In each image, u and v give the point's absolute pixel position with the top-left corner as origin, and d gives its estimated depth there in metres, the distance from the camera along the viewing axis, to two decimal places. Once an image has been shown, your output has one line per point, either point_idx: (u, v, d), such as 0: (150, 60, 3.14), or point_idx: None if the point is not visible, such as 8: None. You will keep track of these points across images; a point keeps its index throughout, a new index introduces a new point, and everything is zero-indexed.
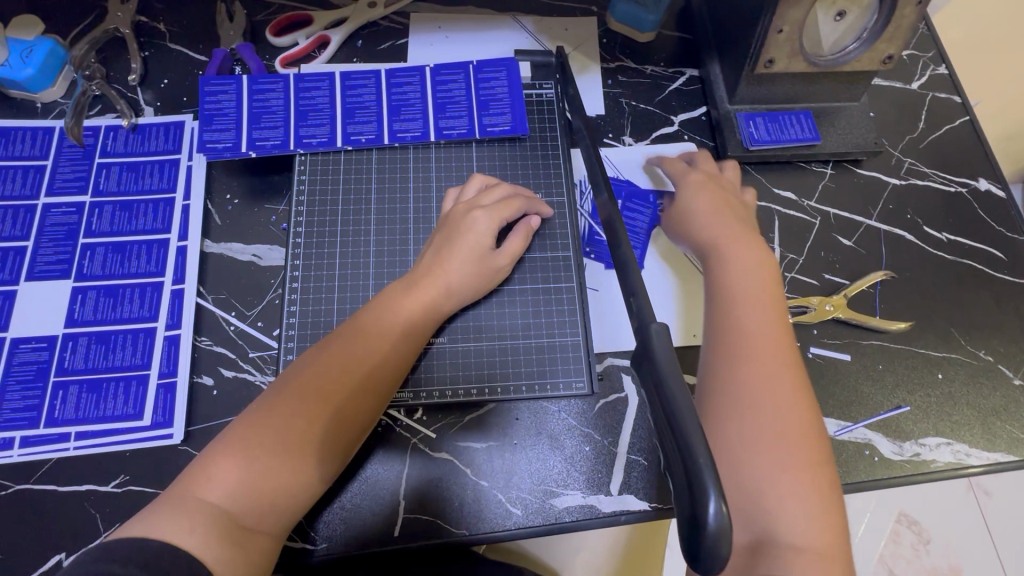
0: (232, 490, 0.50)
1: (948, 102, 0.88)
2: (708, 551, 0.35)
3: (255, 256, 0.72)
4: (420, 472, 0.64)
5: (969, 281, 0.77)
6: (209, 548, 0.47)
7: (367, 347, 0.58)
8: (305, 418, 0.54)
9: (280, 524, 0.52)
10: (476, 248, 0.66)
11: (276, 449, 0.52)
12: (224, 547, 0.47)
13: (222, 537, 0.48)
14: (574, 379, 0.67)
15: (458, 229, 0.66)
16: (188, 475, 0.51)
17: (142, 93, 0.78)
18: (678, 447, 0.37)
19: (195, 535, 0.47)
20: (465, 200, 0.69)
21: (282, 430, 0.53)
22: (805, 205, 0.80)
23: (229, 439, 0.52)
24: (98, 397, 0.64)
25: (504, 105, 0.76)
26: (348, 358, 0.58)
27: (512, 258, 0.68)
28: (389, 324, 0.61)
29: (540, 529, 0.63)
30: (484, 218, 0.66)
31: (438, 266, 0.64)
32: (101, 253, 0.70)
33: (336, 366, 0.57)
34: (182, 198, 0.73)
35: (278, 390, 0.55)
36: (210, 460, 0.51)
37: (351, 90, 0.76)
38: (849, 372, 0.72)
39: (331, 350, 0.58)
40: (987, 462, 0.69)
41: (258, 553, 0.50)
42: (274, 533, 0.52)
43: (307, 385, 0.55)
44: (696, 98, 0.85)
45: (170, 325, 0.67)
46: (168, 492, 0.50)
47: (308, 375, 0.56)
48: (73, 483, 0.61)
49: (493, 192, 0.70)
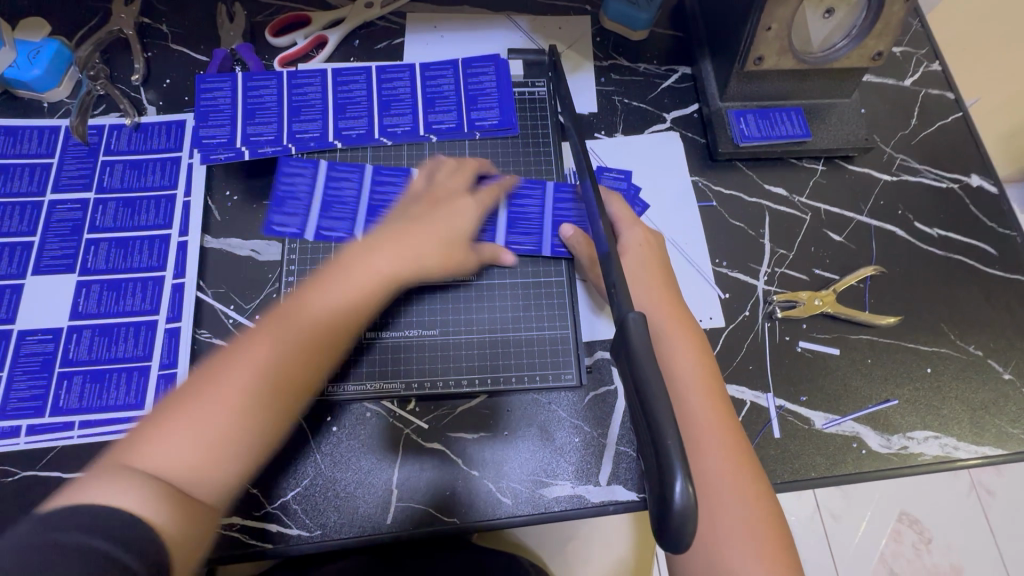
0: (180, 445, 0.49)
1: (941, 98, 0.88)
2: (674, 529, 0.37)
3: (252, 251, 0.73)
4: (412, 463, 0.66)
5: (959, 277, 0.78)
6: (148, 505, 0.43)
7: (302, 382, 0.56)
8: (252, 379, 0.53)
9: (234, 465, 0.51)
10: (453, 232, 0.67)
11: (202, 472, 0.49)
12: (167, 504, 0.44)
13: (165, 492, 0.45)
14: (564, 370, 0.68)
15: (439, 202, 0.68)
16: (125, 445, 0.49)
17: (144, 93, 0.80)
18: (649, 432, 0.39)
19: (134, 495, 0.44)
20: (437, 185, 0.70)
21: (214, 438, 0.50)
22: (796, 201, 0.81)
23: (163, 419, 0.50)
24: (101, 387, 0.66)
25: (492, 100, 0.78)
26: (285, 349, 0.55)
27: (479, 262, 0.70)
28: (329, 298, 0.59)
29: (530, 518, 0.64)
30: (470, 205, 0.69)
31: (408, 233, 0.65)
32: (105, 249, 0.72)
33: (271, 369, 0.54)
34: (182, 194, 0.75)
35: (208, 376, 0.53)
36: (146, 435, 0.49)
37: (342, 86, 0.77)
38: (838, 365, 0.72)
39: (268, 337, 0.55)
40: (975, 455, 0.70)
41: (216, 490, 0.49)
42: (232, 469, 0.51)
43: (240, 386, 0.53)
44: (687, 95, 0.86)
45: (170, 318, 0.69)
46: (105, 456, 0.48)
47: (241, 370, 0.53)
48: (76, 470, 0.63)
49: (453, 163, 0.72)
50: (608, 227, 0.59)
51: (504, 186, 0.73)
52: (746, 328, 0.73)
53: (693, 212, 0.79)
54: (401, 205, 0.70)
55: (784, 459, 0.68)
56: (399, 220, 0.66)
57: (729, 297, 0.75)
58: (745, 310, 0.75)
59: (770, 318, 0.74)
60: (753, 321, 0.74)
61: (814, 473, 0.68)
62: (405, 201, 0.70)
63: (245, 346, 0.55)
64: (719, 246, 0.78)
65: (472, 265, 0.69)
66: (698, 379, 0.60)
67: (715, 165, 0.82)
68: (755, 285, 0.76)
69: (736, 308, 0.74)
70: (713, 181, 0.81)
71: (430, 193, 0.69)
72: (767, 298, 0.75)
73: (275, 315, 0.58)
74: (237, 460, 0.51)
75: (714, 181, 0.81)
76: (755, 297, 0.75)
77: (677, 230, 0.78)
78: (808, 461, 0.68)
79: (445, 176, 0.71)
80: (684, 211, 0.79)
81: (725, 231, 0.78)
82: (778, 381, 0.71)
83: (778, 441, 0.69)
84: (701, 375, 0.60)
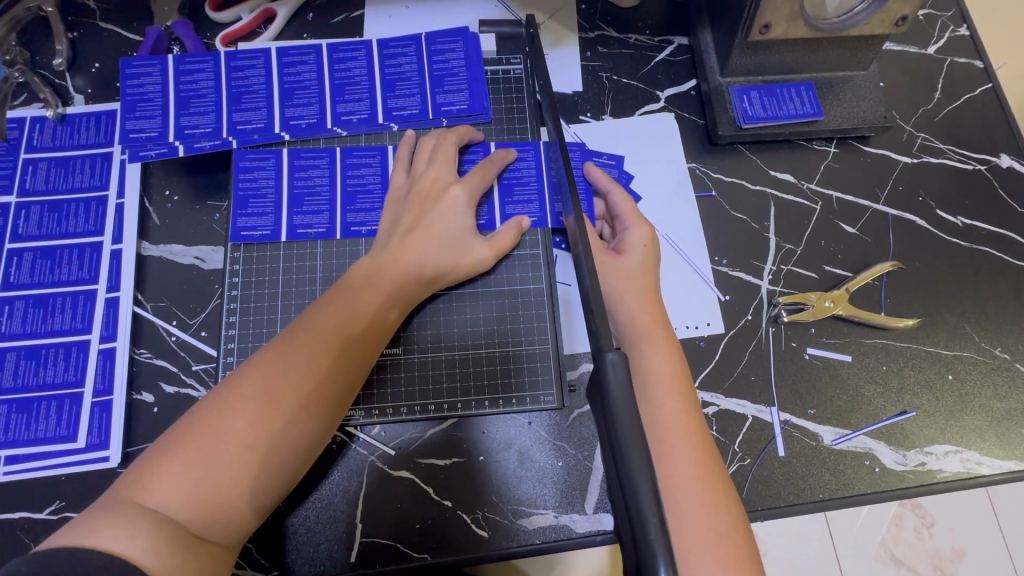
0: (179, 499, 0.44)
1: (969, 68, 0.79)
2: None
3: (197, 258, 0.66)
4: (377, 494, 0.59)
5: (986, 271, 0.70)
6: (155, 555, 0.41)
7: (308, 414, 0.50)
8: (267, 423, 0.48)
9: (239, 532, 0.47)
10: (453, 229, 0.60)
11: (208, 505, 0.45)
12: (172, 553, 0.42)
13: (170, 539, 0.42)
14: (543, 391, 0.62)
15: (429, 201, 0.61)
16: (132, 474, 0.46)
17: (70, 80, 0.71)
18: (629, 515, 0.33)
19: (139, 539, 0.41)
20: (419, 178, 0.62)
21: (214, 473, 0.46)
22: (805, 188, 0.72)
23: (166, 445, 0.47)
24: (29, 417, 0.59)
25: (461, 81, 0.68)
26: (296, 380, 0.50)
27: (498, 251, 0.62)
28: (339, 326, 0.54)
29: (508, 552, 0.58)
30: (461, 194, 0.61)
31: (409, 244, 0.59)
32: (29, 259, 0.64)
33: (277, 404, 0.49)
34: (115, 196, 0.67)
35: (213, 403, 0.48)
36: (153, 465, 0.46)
37: (289, 68, 0.68)
38: (850, 374, 0.65)
39: (272, 361, 0.51)
40: (999, 471, 0.63)
41: (212, 561, 0.45)
42: (229, 539, 0.47)
43: (244, 414, 0.48)
44: (683, 69, 0.76)
45: (105, 337, 0.62)
46: (109, 491, 0.45)
47: (244, 398, 0.49)
48: (4, 511, 0.57)
49: (430, 145, 0.64)
50: (582, 227, 0.50)
51: (494, 164, 0.64)
52: (749, 334, 0.66)
53: (689, 203, 0.71)
54: (389, 207, 0.62)
55: (790, 480, 0.62)
56: (397, 232, 0.60)
57: (730, 300, 0.67)
58: (748, 314, 0.67)
59: (775, 322, 0.67)
60: (756, 325, 0.66)
61: (823, 494, 0.61)
62: (393, 200, 0.63)
63: (250, 370, 0.50)
64: (719, 242, 0.70)
65: (489, 256, 0.61)
66: (670, 390, 0.53)
67: (714, 149, 0.73)
68: (758, 285, 0.68)
69: (737, 312, 0.67)
70: (712, 168, 0.72)
71: (417, 189, 0.62)
72: (771, 300, 0.67)
73: (281, 338, 0.53)
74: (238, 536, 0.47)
75: (714, 167, 0.72)
76: (759, 299, 0.68)
77: (672, 225, 0.70)
78: (816, 481, 0.62)
79: (428, 167, 0.63)
80: (679, 203, 0.71)
81: (726, 225, 0.70)
82: (784, 393, 0.64)
83: (783, 460, 0.62)
84: (674, 384, 0.54)
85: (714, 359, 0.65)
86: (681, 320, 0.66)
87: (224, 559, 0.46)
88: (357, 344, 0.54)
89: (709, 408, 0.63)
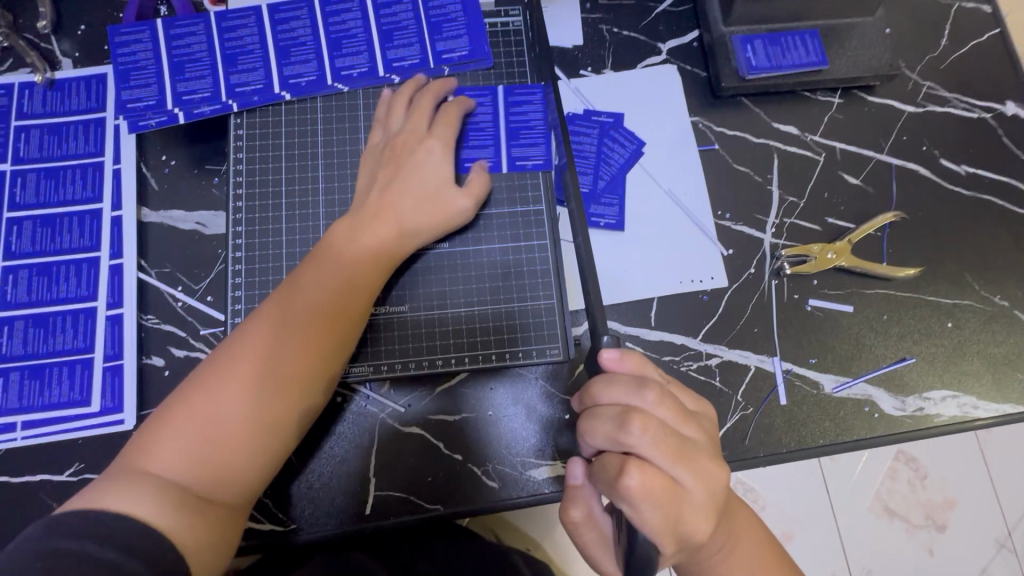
0: (177, 466, 0.46)
1: (977, 12, 0.77)
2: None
3: (198, 223, 0.65)
4: (390, 450, 0.61)
5: (989, 222, 0.70)
6: (164, 518, 0.43)
7: (297, 379, 0.51)
8: (255, 391, 0.49)
9: (243, 495, 0.49)
10: (430, 183, 0.60)
11: (208, 473, 0.47)
12: (182, 516, 0.44)
13: (179, 503, 0.44)
14: (549, 346, 0.62)
15: (403, 153, 0.61)
16: (131, 449, 0.47)
17: (57, 43, 0.69)
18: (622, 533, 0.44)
19: (146, 505, 0.43)
20: (394, 131, 0.62)
21: (208, 441, 0.47)
22: (809, 139, 0.71)
23: (161, 418, 0.48)
24: (41, 384, 0.60)
25: (459, 27, 0.67)
26: (276, 347, 0.51)
27: (477, 198, 0.61)
28: (322, 292, 0.54)
29: (521, 500, 0.60)
30: (432, 146, 0.61)
31: (388, 199, 0.59)
32: (29, 228, 0.64)
33: (261, 376, 0.50)
34: (111, 162, 0.66)
35: (202, 374, 0.50)
36: (149, 438, 0.47)
37: (282, 25, 0.66)
38: (851, 323, 0.66)
39: (260, 330, 0.52)
40: (996, 414, 0.65)
41: (222, 519, 0.47)
42: (237, 501, 0.49)
43: (227, 381, 0.49)
44: (686, 20, 0.74)
45: (111, 304, 0.62)
46: (114, 463, 0.47)
47: (230, 368, 0.50)
48: (27, 472, 0.58)
49: (404, 98, 0.63)
50: (576, 187, 0.58)
51: (456, 114, 0.63)
52: (751, 287, 0.67)
53: (692, 156, 0.70)
54: (365, 161, 0.62)
55: (791, 427, 0.63)
56: (374, 185, 0.60)
57: (733, 254, 0.68)
58: (751, 268, 0.67)
59: (777, 275, 0.67)
60: (759, 279, 0.67)
61: (822, 440, 0.63)
62: (370, 154, 0.62)
63: (235, 342, 0.51)
64: (722, 196, 0.69)
65: (468, 206, 0.60)
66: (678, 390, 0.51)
67: (717, 102, 0.72)
68: (761, 238, 0.68)
69: (740, 266, 0.67)
70: (714, 121, 0.71)
71: (393, 142, 0.61)
72: (774, 254, 0.68)
73: (265, 308, 0.53)
74: (244, 499, 0.49)
75: (717, 121, 0.71)
76: (762, 252, 0.68)
77: (675, 179, 0.69)
78: (817, 428, 0.63)
79: (404, 120, 0.62)
80: (682, 157, 0.70)
81: (730, 178, 0.70)
82: (786, 344, 0.65)
83: (785, 409, 0.64)
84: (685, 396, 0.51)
85: (717, 313, 0.66)
86: (685, 274, 0.67)
87: (235, 519, 0.48)
88: (335, 309, 0.54)
89: (712, 359, 0.64)
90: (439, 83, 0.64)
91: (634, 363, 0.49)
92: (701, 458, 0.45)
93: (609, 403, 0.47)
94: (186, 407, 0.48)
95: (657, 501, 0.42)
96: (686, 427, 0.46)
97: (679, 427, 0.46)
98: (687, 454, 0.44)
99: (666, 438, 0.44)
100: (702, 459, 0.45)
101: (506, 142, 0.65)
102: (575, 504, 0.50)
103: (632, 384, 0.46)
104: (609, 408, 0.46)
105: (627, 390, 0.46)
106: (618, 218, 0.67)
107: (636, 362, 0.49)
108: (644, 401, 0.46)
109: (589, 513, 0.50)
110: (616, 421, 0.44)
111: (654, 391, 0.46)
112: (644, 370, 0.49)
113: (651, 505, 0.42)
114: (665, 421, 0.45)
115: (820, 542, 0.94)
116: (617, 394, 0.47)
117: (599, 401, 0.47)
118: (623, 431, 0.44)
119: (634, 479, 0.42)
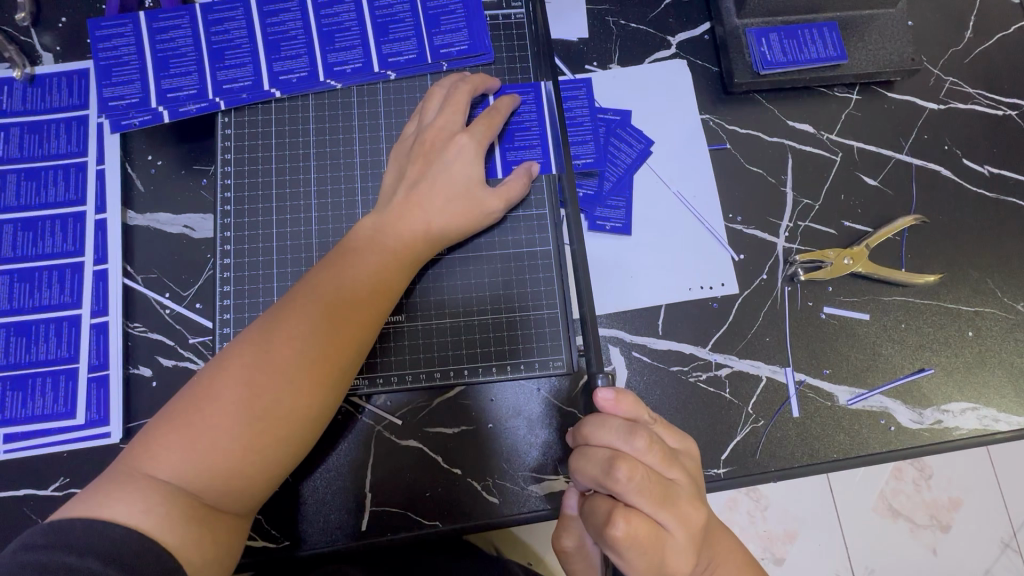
0: (182, 470, 0.43)
1: (1003, 3, 0.73)
2: None
3: (186, 227, 0.62)
4: (386, 464, 0.58)
5: (1012, 226, 0.67)
6: (169, 531, 0.41)
7: (314, 384, 0.48)
8: (272, 394, 0.46)
9: (249, 505, 0.46)
10: (460, 182, 0.57)
11: (217, 480, 0.44)
12: (187, 528, 0.42)
13: (184, 514, 0.42)
14: (552, 357, 0.59)
15: (434, 150, 0.58)
16: (138, 446, 0.45)
17: (36, 36, 0.66)
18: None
19: (152, 514, 0.41)
20: (426, 126, 0.59)
21: (218, 445, 0.44)
22: (825, 138, 0.68)
23: (169, 417, 0.45)
24: (25, 395, 0.58)
25: (458, 20, 0.63)
26: (295, 348, 0.48)
27: (507, 202, 0.58)
28: (343, 292, 0.51)
29: (523, 517, 0.58)
30: (467, 143, 0.58)
31: (414, 199, 0.56)
32: (10, 232, 0.61)
33: (277, 378, 0.47)
34: (95, 162, 0.63)
35: (215, 370, 0.47)
36: (155, 436, 0.45)
37: (272, 17, 0.63)
38: (866, 332, 0.63)
39: (276, 328, 0.49)
40: (1017, 426, 0.62)
41: (227, 533, 0.45)
42: (242, 512, 0.46)
43: (242, 382, 0.46)
44: (697, 11, 0.71)
45: (96, 311, 0.60)
46: (116, 461, 0.44)
47: (244, 367, 0.47)
48: (10, 487, 0.56)
49: (441, 93, 0.60)
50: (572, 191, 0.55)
51: (501, 113, 0.60)
52: (764, 294, 0.64)
53: (701, 155, 0.67)
54: (395, 159, 0.60)
55: (804, 440, 0.61)
56: (402, 184, 0.57)
57: (744, 259, 0.65)
58: (763, 274, 0.64)
59: (791, 281, 0.64)
60: (771, 285, 0.64)
61: (836, 454, 0.60)
62: (400, 150, 0.60)
63: (251, 339, 0.48)
64: (733, 198, 0.66)
65: (499, 208, 0.58)
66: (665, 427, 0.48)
67: (729, 99, 0.69)
68: (773, 243, 0.65)
69: (752, 272, 0.64)
70: (726, 119, 0.68)
71: (423, 138, 0.58)
72: (788, 259, 0.65)
73: (283, 304, 0.50)
74: (248, 511, 0.47)
75: (729, 119, 0.68)
76: (774, 257, 0.65)
77: (684, 180, 0.66)
78: (830, 441, 0.61)
79: (437, 114, 0.59)
80: (691, 157, 0.67)
81: (742, 179, 0.67)
82: (799, 353, 0.63)
83: (797, 421, 0.61)
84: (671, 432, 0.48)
85: (727, 321, 0.63)
86: (694, 280, 0.64)
87: (238, 531, 0.46)
88: (357, 310, 0.51)
89: (722, 369, 0.62)
90: (482, 78, 0.61)
91: (628, 405, 0.46)
92: (683, 502, 0.43)
93: (599, 444, 0.44)
94: (196, 407, 0.45)
95: (642, 550, 0.41)
96: (671, 470, 0.44)
97: (664, 470, 0.44)
98: (672, 499, 0.42)
99: (652, 485, 0.42)
100: (684, 504, 0.43)
101: (505, 145, 0.62)
102: (568, 533, 0.49)
103: (622, 427, 0.44)
104: (598, 450, 0.44)
105: (617, 431, 0.44)
106: (624, 222, 0.64)
107: (631, 403, 0.46)
108: (633, 447, 0.43)
109: (581, 545, 0.49)
110: (604, 466, 0.42)
111: (644, 435, 0.43)
112: (638, 412, 0.46)
113: (635, 553, 0.41)
114: (652, 466, 0.43)
115: (823, 543, 0.91)
116: (605, 436, 0.44)
117: (589, 441, 0.45)
118: (609, 478, 0.42)
119: (619, 529, 0.40)
